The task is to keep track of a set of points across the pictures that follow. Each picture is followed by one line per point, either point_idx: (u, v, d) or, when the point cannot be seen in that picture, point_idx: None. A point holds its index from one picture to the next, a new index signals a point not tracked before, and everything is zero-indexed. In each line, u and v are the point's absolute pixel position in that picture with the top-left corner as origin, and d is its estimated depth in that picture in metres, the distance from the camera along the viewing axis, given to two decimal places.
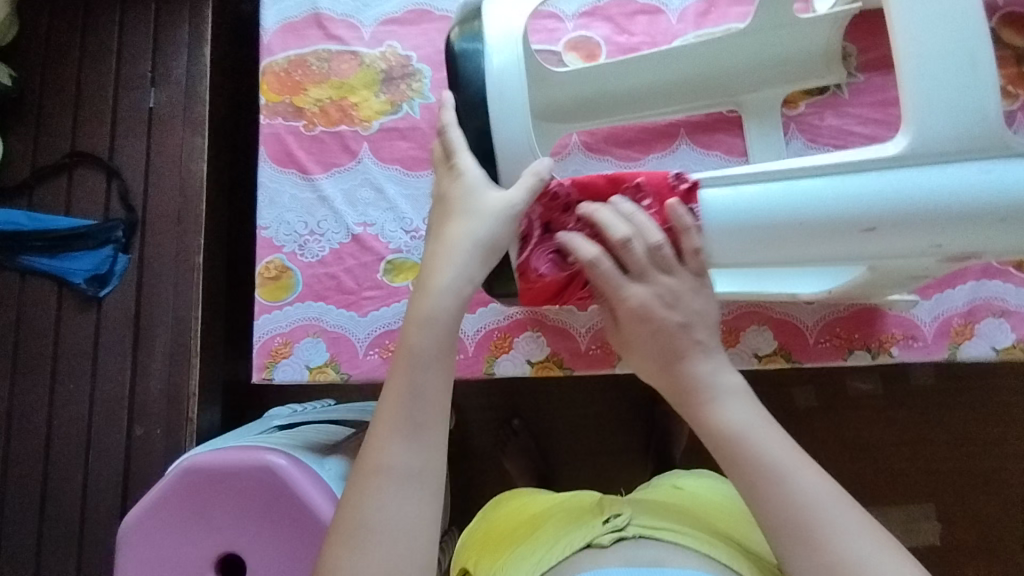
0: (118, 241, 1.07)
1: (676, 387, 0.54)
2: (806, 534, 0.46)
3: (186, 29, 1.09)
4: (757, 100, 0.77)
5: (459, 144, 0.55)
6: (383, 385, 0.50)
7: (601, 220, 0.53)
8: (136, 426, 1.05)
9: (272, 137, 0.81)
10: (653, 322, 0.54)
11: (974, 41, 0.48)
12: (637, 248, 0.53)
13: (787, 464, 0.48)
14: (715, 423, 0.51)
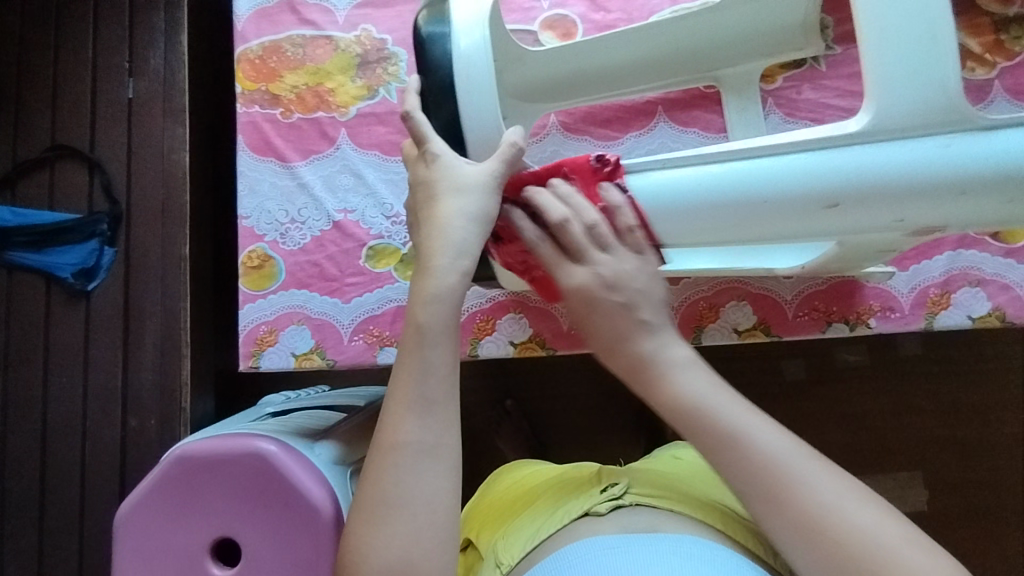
0: (103, 234, 1.07)
1: (628, 368, 0.55)
2: (768, 486, 0.48)
3: (162, 17, 1.07)
4: (734, 76, 0.77)
5: (428, 128, 0.55)
6: (394, 366, 0.51)
7: (541, 205, 0.56)
8: (130, 417, 1.06)
9: (250, 126, 0.81)
10: (590, 300, 0.56)
11: (937, 13, 0.47)
12: (574, 230, 0.55)
13: (745, 423, 0.50)
14: (665, 396, 0.52)
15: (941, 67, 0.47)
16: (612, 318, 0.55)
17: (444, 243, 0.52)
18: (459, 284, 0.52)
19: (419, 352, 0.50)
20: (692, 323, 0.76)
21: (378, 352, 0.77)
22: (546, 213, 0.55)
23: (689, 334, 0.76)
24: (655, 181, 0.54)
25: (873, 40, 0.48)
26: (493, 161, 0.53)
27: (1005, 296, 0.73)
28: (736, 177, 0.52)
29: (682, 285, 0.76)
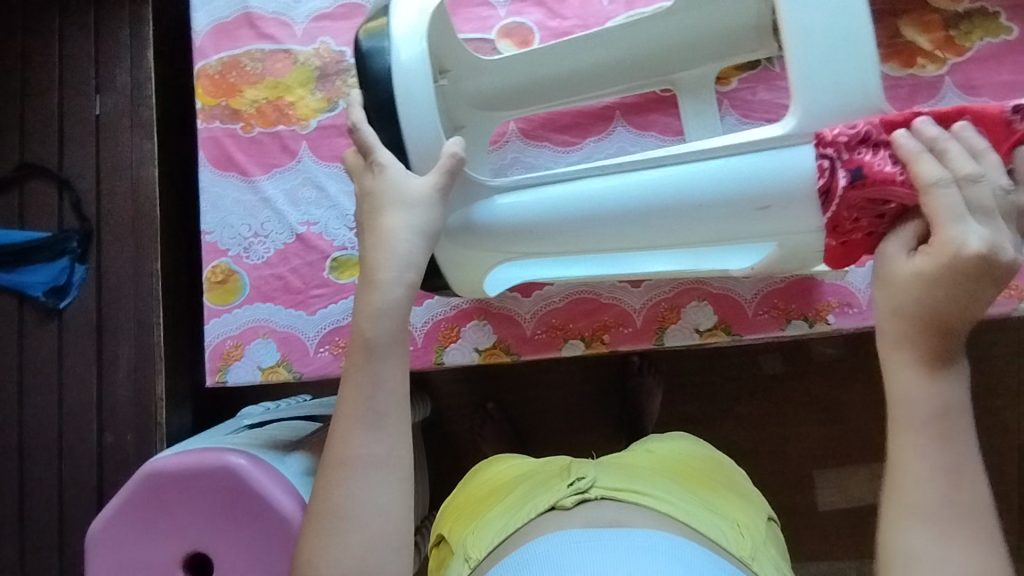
0: (73, 252, 1.06)
1: (909, 338, 0.47)
2: (944, 521, 0.44)
3: (128, 34, 1.07)
4: (690, 79, 0.77)
5: (372, 140, 0.55)
6: (343, 378, 0.52)
7: (947, 150, 0.46)
8: (107, 433, 1.06)
9: (211, 141, 0.81)
10: (972, 271, 0.44)
11: (854, 21, 0.50)
12: (983, 189, 0.44)
13: (962, 460, 0.45)
14: (925, 381, 0.46)
15: (860, 76, 0.51)
16: (963, 305, 0.45)
17: (389, 254, 0.52)
18: (404, 296, 0.52)
19: (367, 362, 0.51)
20: (654, 324, 0.77)
21: (344, 362, 0.77)
22: (949, 158, 0.46)
23: (652, 335, 0.77)
24: None
25: (798, 46, 0.51)
26: (435, 172, 0.54)
27: None
28: (680, 179, 0.56)
29: (644, 287, 0.77)
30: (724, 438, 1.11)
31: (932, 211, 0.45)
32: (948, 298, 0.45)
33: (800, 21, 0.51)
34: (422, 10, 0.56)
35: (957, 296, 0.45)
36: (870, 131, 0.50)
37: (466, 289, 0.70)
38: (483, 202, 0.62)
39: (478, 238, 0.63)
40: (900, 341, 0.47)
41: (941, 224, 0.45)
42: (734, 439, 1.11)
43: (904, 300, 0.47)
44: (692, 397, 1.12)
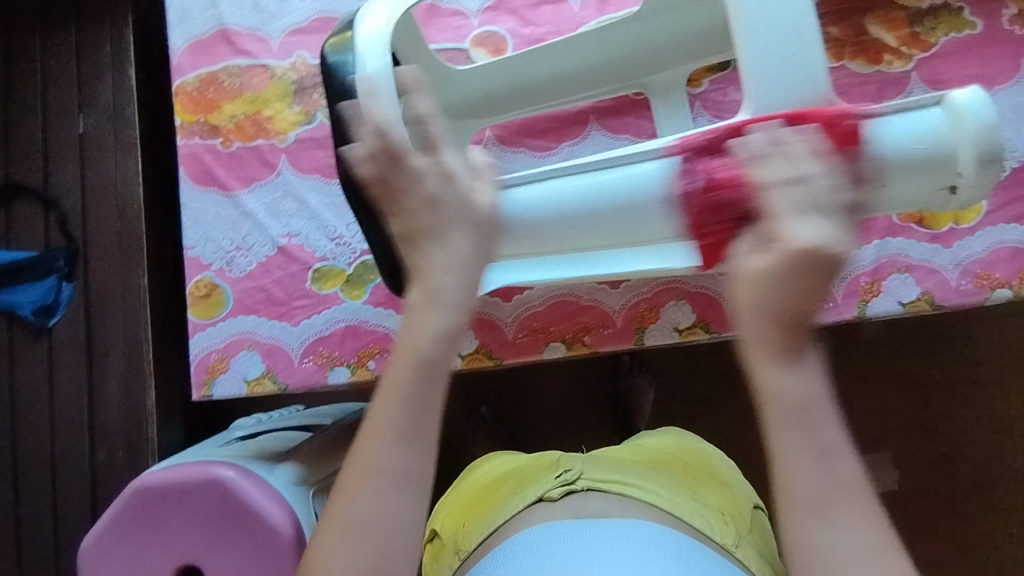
0: (60, 270, 1.07)
1: (766, 335, 0.43)
2: (825, 513, 0.42)
3: (108, 52, 1.08)
4: (662, 82, 0.78)
5: (439, 137, 0.51)
6: (382, 380, 0.49)
7: (778, 151, 0.45)
8: (99, 449, 1.06)
9: (192, 157, 0.82)
10: (815, 264, 0.41)
11: (799, 17, 0.51)
12: (819, 188, 0.42)
13: (835, 442, 0.42)
14: (783, 373, 0.43)
15: (806, 70, 0.52)
16: (804, 302, 0.42)
17: (455, 270, 0.50)
18: (454, 317, 0.49)
19: (411, 374, 0.48)
20: (633, 324, 0.78)
21: (329, 373, 0.78)
22: (779, 161, 0.44)
23: (632, 335, 0.78)
24: (961, 104, 0.50)
25: (747, 43, 0.52)
26: (493, 182, 0.53)
27: (933, 280, 0.76)
28: (641, 179, 0.57)
29: (623, 288, 0.78)
30: (713, 434, 1.12)
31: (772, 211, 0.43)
32: (786, 293, 0.41)
33: (745, 20, 0.51)
34: (386, 23, 0.59)
35: (799, 289, 0.41)
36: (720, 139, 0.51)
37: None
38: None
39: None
40: (751, 337, 0.44)
41: (778, 221, 0.42)
42: (725, 435, 1.12)
43: (746, 298, 0.43)
44: (680, 393, 1.13)
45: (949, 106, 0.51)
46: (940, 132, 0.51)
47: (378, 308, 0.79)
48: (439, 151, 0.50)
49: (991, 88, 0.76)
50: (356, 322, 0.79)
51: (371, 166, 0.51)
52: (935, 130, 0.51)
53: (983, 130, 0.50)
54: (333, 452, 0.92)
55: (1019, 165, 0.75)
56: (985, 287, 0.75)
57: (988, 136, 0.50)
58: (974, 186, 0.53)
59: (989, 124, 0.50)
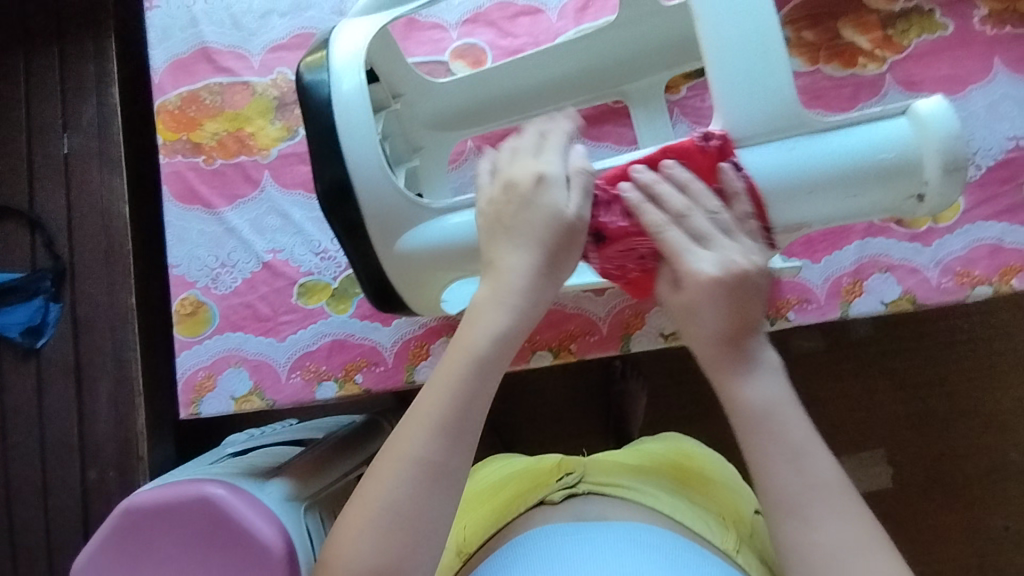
0: (47, 291, 1.06)
1: (715, 355, 0.52)
2: (802, 514, 0.48)
3: (92, 71, 1.08)
4: (639, 89, 0.79)
5: (551, 144, 0.55)
6: (436, 369, 0.52)
7: (659, 193, 0.52)
8: (90, 470, 1.06)
9: (174, 175, 0.83)
10: (727, 291, 0.49)
11: (765, 31, 0.53)
12: (697, 220, 0.51)
13: (802, 445, 0.49)
14: (740, 390, 0.51)
15: (774, 81, 0.53)
16: (736, 317, 0.50)
17: (516, 280, 0.52)
18: (515, 321, 0.51)
19: (463, 369, 0.51)
20: (619, 331, 0.78)
21: (317, 387, 0.78)
22: (668, 203, 0.52)
23: (618, 342, 0.78)
24: (924, 112, 0.52)
25: (715, 56, 0.53)
26: (577, 190, 0.52)
27: (914, 279, 0.76)
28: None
29: (607, 295, 0.79)
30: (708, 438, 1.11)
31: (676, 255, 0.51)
32: (717, 315, 0.50)
33: (716, 36, 0.53)
34: (362, 42, 0.60)
35: (721, 314, 0.50)
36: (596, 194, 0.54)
37: (425, 308, 0.69)
38: (425, 224, 0.61)
39: (422, 261, 0.62)
40: (708, 363, 0.52)
41: (681, 257, 0.51)
42: (722, 438, 1.11)
43: (693, 331, 0.52)
44: (673, 397, 1.12)
45: (915, 116, 0.53)
46: (906, 140, 0.53)
47: (365, 321, 0.79)
48: (541, 160, 0.54)
49: (964, 88, 0.77)
50: (342, 335, 0.79)
51: (486, 177, 0.56)
52: (901, 140, 0.53)
53: (948, 139, 0.52)
54: (326, 464, 0.91)
55: (994, 163, 0.76)
56: (966, 284, 0.75)
57: (953, 147, 0.52)
58: (941, 193, 0.53)
59: (954, 133, 0.52)
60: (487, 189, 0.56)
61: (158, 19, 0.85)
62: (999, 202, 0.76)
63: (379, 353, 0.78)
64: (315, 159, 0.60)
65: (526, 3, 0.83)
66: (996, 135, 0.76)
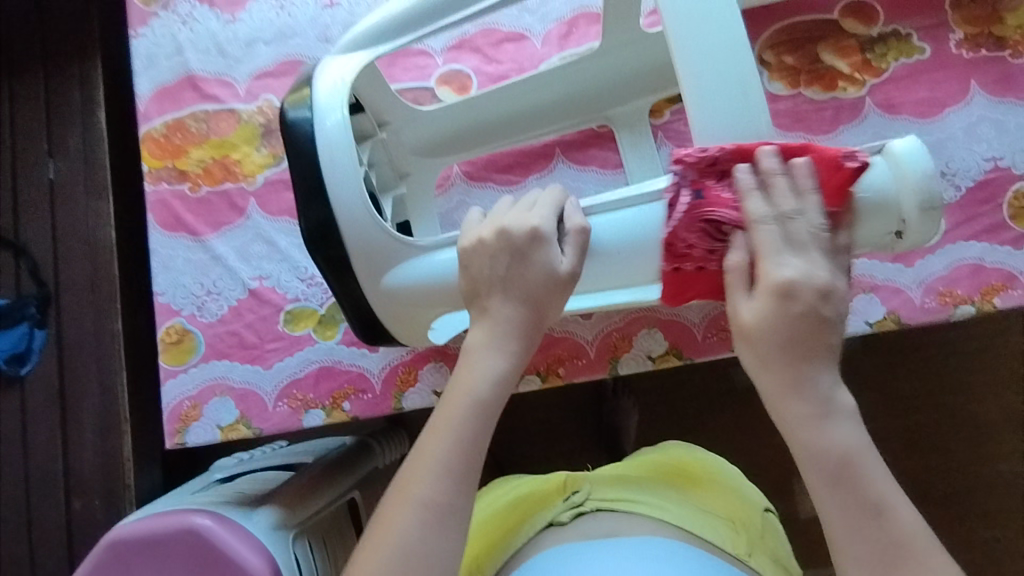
0: (32, 317, 1.05)
1: (791, 393, 0.49)
2: (888, 560, 0.46)
3: (78, 96, 1.08)
4: (624, 114, 0.79)
5: (540, 198, 0.57)
6: (435, 411, 0.53)
7: (771, 190, 0.50)
8: (74, 499, 1.04)
9: (160, 203, 0.82)
10: (809, 312, 0.48)
11: (743, 71, 0.53)
12: (794, 226, 0.49)
13: (880, 492, 0.47)
14: (813, 427, 0.48)
15: (752, 120, 0.53)
16: (810, 338, 0.48)
17: (506, 329, 0.54)
18: (511, 363, 0.53)
19: (466, 412, 0.52)
20: (607, 354, 0.79)
21: (304, 416, 0.78)
22: (777, 201, 0.49)
23: (606, 366, 0.79)
24: (900, 152, 0.54)
25: (695, 96, 0.53)
26: (571, 247, 0.55)
27: (898, 299, 0.77)
28: (601, 229, 0.58)
29: (594, 319, 0.79)
30: None
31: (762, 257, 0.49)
32: (788, 335, 0.48)
33: (692, 73, 0.53)
34: (344, 79, 0.60)
35: (802, 337, 0.48)
36: (715, 167, 0.51)
37: (412, 340, 0.69)
38: (410, 261, 0.61)
39: (409, 298, 0.62)
40: (776, 398, 0.49)
41: (763, 256, 0.49)
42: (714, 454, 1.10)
43: (765, 355, 0.49)
44: (665, 415, 1.12)
45: (892, 155, 0.54)
46: (889, 183, 0.54)
47: (352, 347, 0.78)
48: (533, 214, 0.55)
49: (942, 110, 0.78)
50: (329, 362, 0.78)
51: (476, 222, 0.58)
52: (884, 181, 0.53)
53: (923, 180, 0.53)
54: (315, 489, 0.90)
55: (974, 184, 0.77)
56: (949, 304, 0.76)
57: (927, 188, 0.54)
58: (919, 231, 0.55)
59: (931, 173, 0.53)
60: (475, 229, 0.57)
61: (144, 47, 0.85)
62: (979, 223, 0.77)
63: (366, 380, 0.78)
64: (300, 195, 0.60)
65: (510, 29, 0.84)
66: (975, 157, 0.77)
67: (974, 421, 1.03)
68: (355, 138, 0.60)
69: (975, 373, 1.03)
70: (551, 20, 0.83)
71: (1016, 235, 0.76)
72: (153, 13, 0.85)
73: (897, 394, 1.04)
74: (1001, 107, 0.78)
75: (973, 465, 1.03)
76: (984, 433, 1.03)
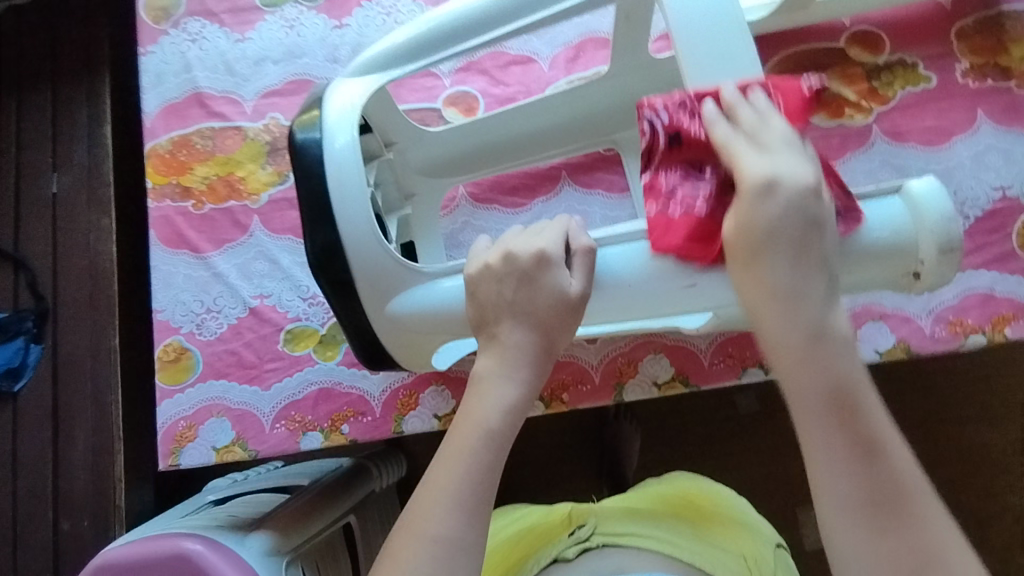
0: (29, 332, 1.04)
1: (781, 315, 0.47)
2: (875, 509, 0.44)
3: (85, 112, 1.08)
4: (631, 138, 0.79)
5: (548, 224, 0.56)
6: (444, 443, 0.52)
7: (740, 107, 0.50)
8: (63, 520, 1.01)
9: (162, 220, 0.82)
10: (792, 206, 0.47)
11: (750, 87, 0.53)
12: (765, 132, 0.49)
13: (877, 438, 0.45)
14: (802, 348, 0.46)
15: None
16: (799, 244, 0.47)
17: (514, 356, 0.53)
18: (523, 390, 0.52)
19: (476, 443, 0.50)
20: (612, 380, 0.77)
21: (301, 438, 0.76)
22: (740, 115, 0.50)
23: (611, 392, 0.77)
24: (916, 191, 0.53)
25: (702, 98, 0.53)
26: (579, 269, 0.53)
27: (907, 327, 0.76)
28: (610, 259, 0.55)
29: (599, 343, 0.78)
30: None
31: (728, 138, 0.49)
32: (778, 236, 0.47)
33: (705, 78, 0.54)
34: (356, 101, 0.61)
35: (786, 233, 0.47)
36: (683, 102, 0.53)
37: (415, 367, 0.68)
38: (416, 288, 0.60)
39: (414, 326, 0.61)
40: (763, 314, 0.47)
41: (738, 157, 0.48)
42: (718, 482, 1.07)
43: (759, 272, 0.47)
44: (668, 442, 1.09)
45: (908, 195, 0.53)
46: (905, 222, 0.52)
47: (352, 368, 0.77)
48: (539, 238, 0.54)
49: (949, 139, 0.78)
50: (329, 384, 0.77)
51: (484, 249, 0.57)
52: (898, 221, 0.52)
53: (942, 221, 0.52)
54: (311, 514, 0.87)
55: (982, 213, 0.77)
56: (959, 334, 0.75)
57: (947, 228, 0.52)
58: (937, 272, 0.53)
59: (950, 213, 0.52)
60: (484, 255, 0.56)
61: (153, 64, 0.85)
62: (989, 252, 0.76)
63: (366, 402, 0.76)
64: (307, 220, 0.59)
65: (518, 53, 0.84)
66: (983, 185, 0.77)
67: (983, 452, 1.01)
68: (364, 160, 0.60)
69: (982, 404, 1.02)
70: (559, 44, 0.83)
71: None
72: (163, 31, 0.86)
73: (903, 424, 1.02)
74: (1009, 137, 0.78)
75: (983, 497, 1.01)
76: (993, 466, 1.01)
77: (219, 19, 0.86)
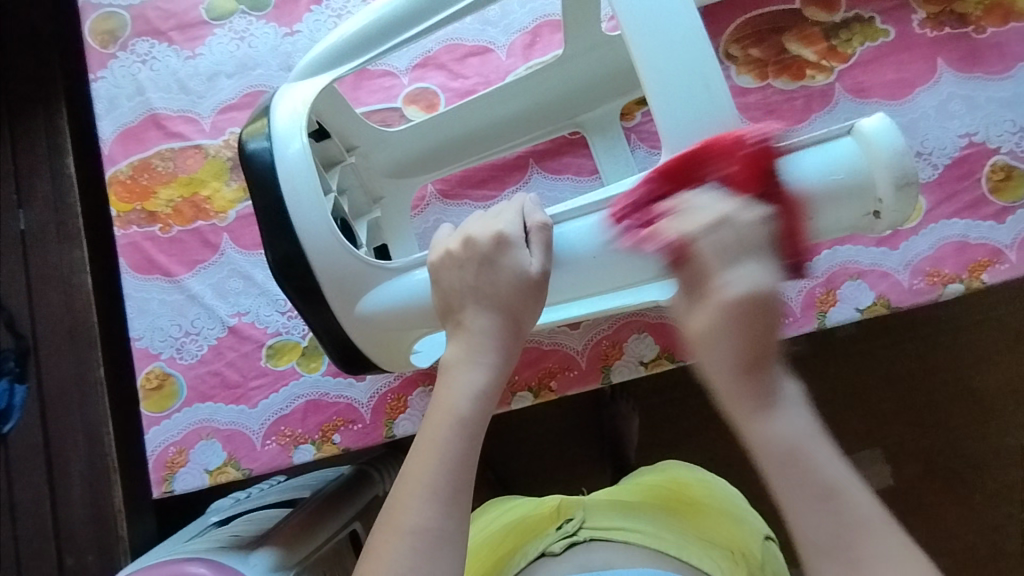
0: (11, 372, 1.02)
1: (749, 389, 0.48)
2: (846, 549, 0.45)
3: (44, 144, 1.06)
4: (595, 119, 0.79)
5: (504, 205, 0.56)
6: (419, 435, 0.52)
7: (690, 209, 0.49)
8: (67, 556, 1.01)
9: (131, 247, 0.81)
10: (744, 301, 0.47)
11: (704, 66, 0.52)
12: (731, 234, 0.47)
13: (836, 478, 0.46)
14: (763, 410, 0.48)
15: (720, 113, 0.52)
16: (763, 336, 0.47)
17: (480, 342, 0.53)
18: (490, 374, 0.52)
19: (449, 430, 0.50)
20: (598, 363, 0.77)
21: (293, 452, 0.76)
22: (693, 211, 0.49)
23: (598, 375, 0.77)
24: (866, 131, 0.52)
25: (656, 88, 0.52)
26: (539, 246, 0.53)
27: (886, 283, 0.76)
28: (570, 233, 0.55)
29: (582, 328, 0.77)
30: (702, 454, 1.08)
31: (701, 244, 0.48)
32: (740, 331, 0.47)
33: (659, 91, 0.52)
34: (301, 105, 0.60)
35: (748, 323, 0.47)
36: (642, 194, 0.52)
37: (395, 365, 0.68)
38: (383, 285, 0.59)
39: (386, 323, 0.60)
40: (730, 394, 0.49)
41: (712, 271, 0.47)
42: (719, 453, 1.07)
43: (717, 359, 0.48)
44: (667, 416, 1.09)
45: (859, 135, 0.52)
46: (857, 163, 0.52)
47: (337, 378, 0.77)
48: (498, 221, 0.55)
49: (912, 90, 0.78)
50: (316, 395, 0.76)
51: (447, 235, 0.57)
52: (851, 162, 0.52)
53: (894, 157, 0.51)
54: (314, 525, 0.87)
55: (950, 161, 0.77)
56: (937, 284, 0.75)
57: (900, 163, 0.51)
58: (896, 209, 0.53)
59: (902, 150, 0.51)
60: (444, 242, 0.56)
61: (104, 89, 0.84)
62: (960, 199, 0.76)
63: (355, 410, 0.76)
64: (265, 233, 0.58)
65: (474, 43, 0.83)
66: (949, 134, 0.77)
67: (975, 395, 1.03)
68: (317, 166, 0.59)
69: (970, 349, 1.02)
70: (514, 31, 0.82)
71: (998, 209, 0.76)
72: (112, 55, 0.84)
73: (892, 375, 1.03)
74: (971, 83, 0.78)
75: (979, 441, 1.02)
76: (986, 408, 1.02)
77: (168, 37, 0.84)
